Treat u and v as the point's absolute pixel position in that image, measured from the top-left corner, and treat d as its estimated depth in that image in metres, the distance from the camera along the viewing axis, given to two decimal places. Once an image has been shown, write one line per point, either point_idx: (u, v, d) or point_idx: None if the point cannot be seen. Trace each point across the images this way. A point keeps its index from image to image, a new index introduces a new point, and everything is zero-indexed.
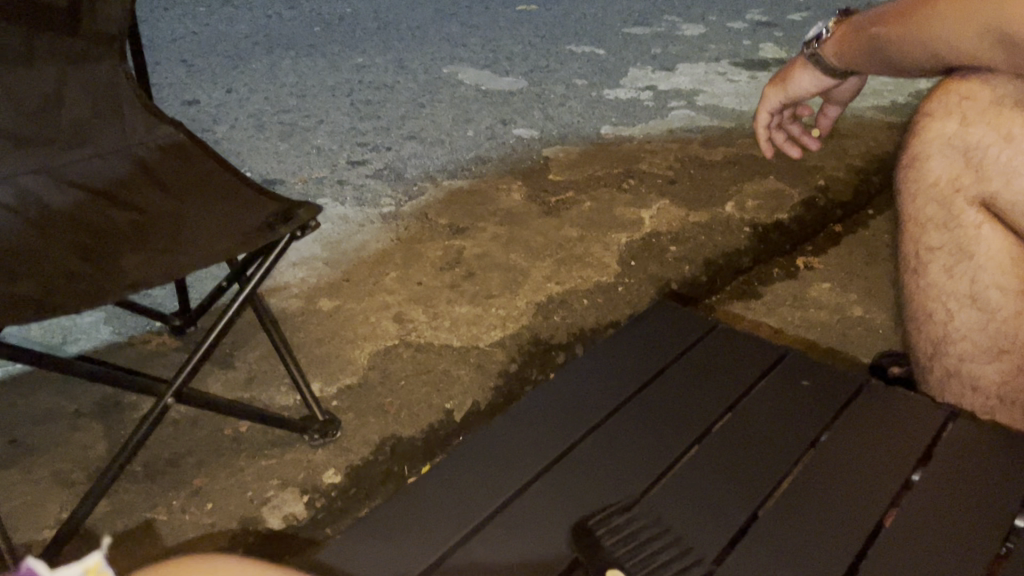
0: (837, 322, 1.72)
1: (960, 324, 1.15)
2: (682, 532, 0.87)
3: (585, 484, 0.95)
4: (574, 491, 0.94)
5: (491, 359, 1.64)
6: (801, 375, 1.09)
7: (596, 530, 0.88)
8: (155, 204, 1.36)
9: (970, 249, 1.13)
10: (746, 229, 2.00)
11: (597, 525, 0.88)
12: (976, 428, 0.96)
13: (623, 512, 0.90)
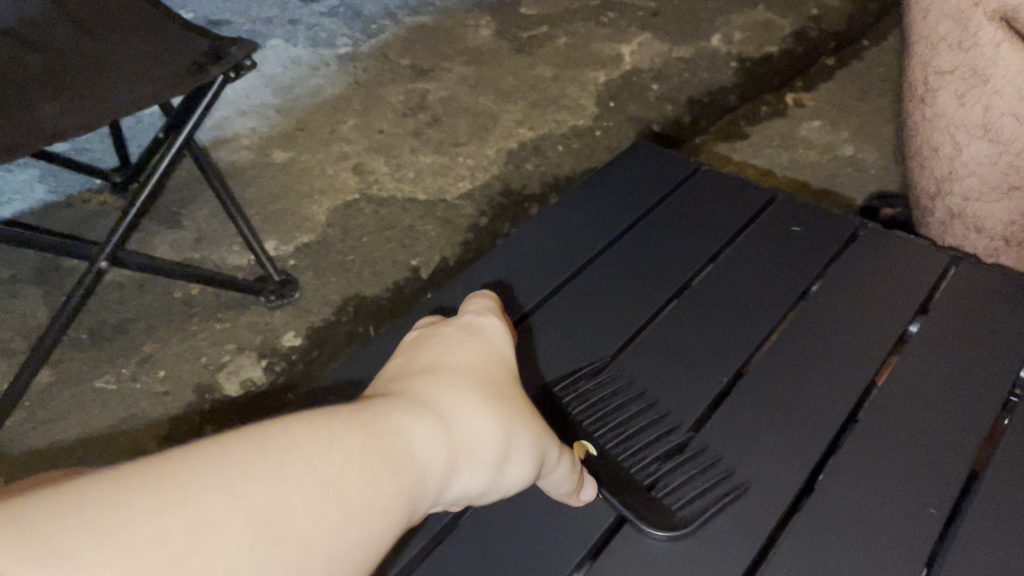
0: (827, 164, 1.61)
1: (968, 159, 1.02)
2: (655, 398, 0.81)
3: (555, 346, 0.87)
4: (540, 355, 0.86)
5: (460, 213, 1.53)
6: (791, 220, 1.00)
7: (563, 398, 0.81)
8: (69, 43, 1.21)
9: (986, 73, 0.98)
10: (734, 65, 1.85)
11: (563, 394, 0.82)
12: (980, 275, 0.88)
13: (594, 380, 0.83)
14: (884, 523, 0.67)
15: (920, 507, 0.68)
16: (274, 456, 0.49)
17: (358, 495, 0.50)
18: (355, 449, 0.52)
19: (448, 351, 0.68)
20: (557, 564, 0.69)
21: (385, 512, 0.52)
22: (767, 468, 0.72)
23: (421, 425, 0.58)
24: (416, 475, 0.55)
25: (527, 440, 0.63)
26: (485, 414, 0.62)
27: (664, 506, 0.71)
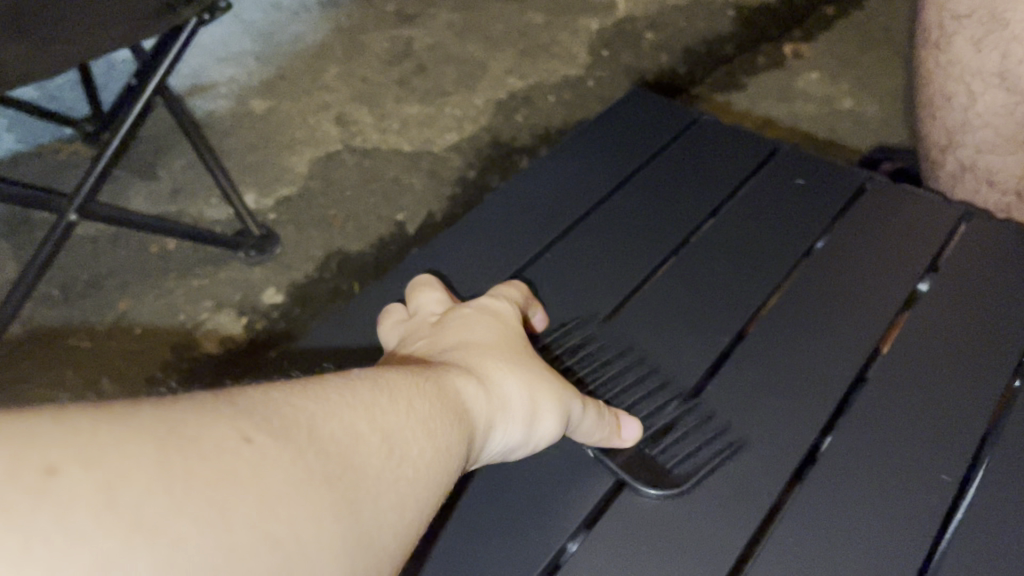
0: (826, 116, 1.56)
1: (984, 108, 0.97)
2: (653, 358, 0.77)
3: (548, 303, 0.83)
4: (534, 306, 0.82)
5: (447, 165, 1.48)
6: (795, 173, 0.96)
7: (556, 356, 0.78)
8: None
9: (1005, 15, 0.91)
10: (730, 13, 1.79)
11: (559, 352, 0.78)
12: (993, 229, 0.85)
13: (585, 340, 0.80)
14: (895, 490, 0.64)
15: (932, 472, 0.65)
16: (360, 390, 0.50)
17: (434, 424, 0.52)
18: (416, 391, 0.54)
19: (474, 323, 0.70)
20: (553, 524, 0.65)
21: (451, 447, 0.53)
22: (771, 433, 0.69)
23: (470, 382, 0.59)
24: (471, 421, 0.56)
25: (556, 394, 0.64)
26: (514, 373, 0.63)
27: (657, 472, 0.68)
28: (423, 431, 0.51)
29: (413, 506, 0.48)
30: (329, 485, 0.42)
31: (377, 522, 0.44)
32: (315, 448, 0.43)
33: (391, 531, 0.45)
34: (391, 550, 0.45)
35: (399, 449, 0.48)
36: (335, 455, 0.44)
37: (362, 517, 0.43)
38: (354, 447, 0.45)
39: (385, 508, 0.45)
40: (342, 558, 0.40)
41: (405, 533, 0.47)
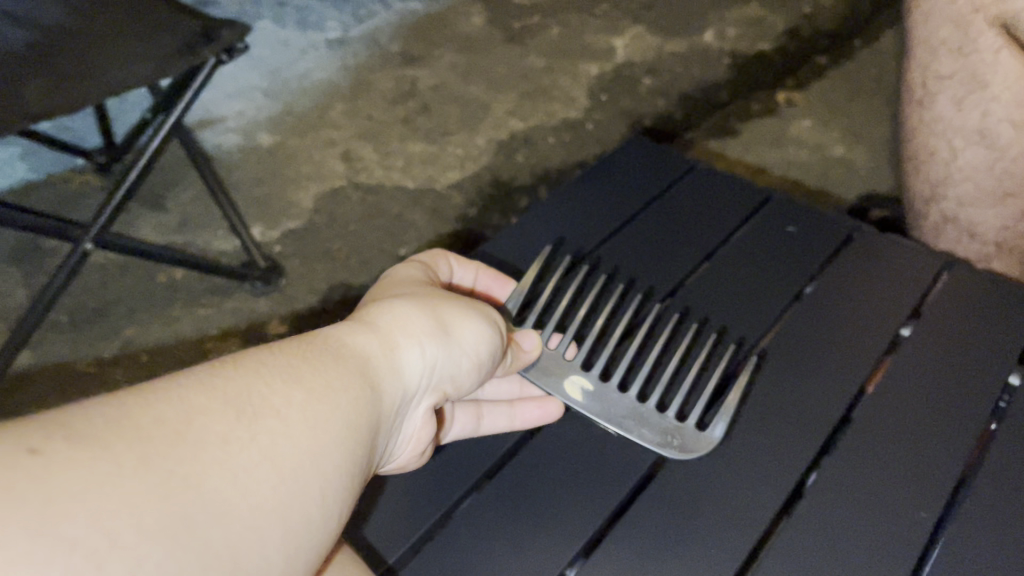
0: (817, 163, 1.61)
1: (965, 163, 1.02)
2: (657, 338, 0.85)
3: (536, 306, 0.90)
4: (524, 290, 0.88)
5: (448, 203, 1.51)
6: (785, 221, 1.00)
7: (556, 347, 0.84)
8: (55, 20, 1.18)
9: (985, 77, 0.96)
10: (725, 61, 1.85)
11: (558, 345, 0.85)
12: (974, 278, 0.88)
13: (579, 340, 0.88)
14: (872, 526, 0.67)
15: (910, 512, 0.68)
16: (224, 365, 0.52)
17: (318, 374, 0.56)
18: (299, 351, 0.57)
19: (376, 297, 0.74)
20: (549, 552, 0.68)
21: (345, 386, 0.56)
22: (757, 470, 0.72)
23: (359, 334, 0.62)
24: (363, 365, 0.59)
25: (455, 313, 0.69)
26: (409, 305, 0.67)
27: (688, 432, 0.75)
28: (306, 381, 0.54)
29: (315, 453, 0.51)
30: (202, 462, 0.45)
31: (271, 478, 0.48)
32: (173, 437, 0.45)
33: (293, 479, 0.49)
34: (301, 493, 0.49)
35: (279, 406, 0.51)
36: (202, 437, 0.46)
37: (239, 480, 0.46)
38: (223, 422, 0.48)
39: (281, 460, 0.49)
40: (226, 528, 0.44)
41: (296, 482, 0.49)
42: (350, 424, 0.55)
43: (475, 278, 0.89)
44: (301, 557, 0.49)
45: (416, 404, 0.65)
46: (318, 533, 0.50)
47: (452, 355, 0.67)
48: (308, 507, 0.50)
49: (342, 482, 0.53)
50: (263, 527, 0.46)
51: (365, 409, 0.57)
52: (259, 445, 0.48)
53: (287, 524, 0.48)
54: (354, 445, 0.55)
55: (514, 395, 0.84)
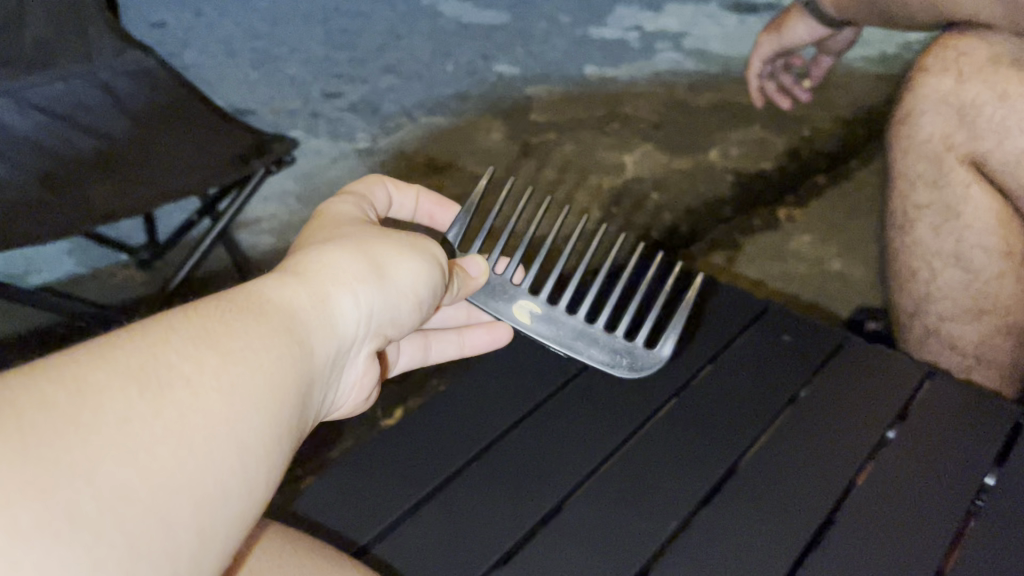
0: (815, 276, 1.71)
1: (943, 282, 1.15)
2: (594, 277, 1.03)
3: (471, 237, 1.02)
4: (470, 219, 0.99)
5: None
6: (782, 330, 1.08)
7: (505, 274, 0.99)
8: (123, 133, 1.31)
9: (958, 208, 1.12)
10: (728, 178, 1.98)
11: (507, 271, 1.00)
12: (955, 386, 0.96)
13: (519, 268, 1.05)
14: None
15: None
16: (133, 329, 0.51)
17: (232, 340, 0.54)
18: (224, 310, 0.57)
19: (302, 245, 0.74)
20: None
21: (273, 342, 0.57)
22: (756, 557, 0.79)
23: (287, 288, 0.63)
24: (295, 321, 0.61)
25: (391, 256, 0.73)
26: (343, 251, 0.70)
27: (634, 352, 0.96)
28: (218, 348, 0.53)
29: (227, 424, 0.50)
30: (94, 445, 0.43)
31: (178, 454, 0.46)
32: (57, 422, 0.42)
33: (202, 452, 0.47)
34: (214, 466, 0.48)
35: (186, 375, 0.50)
36: (100, 412, 0.44)
37: (157, 453, 0.45)
38: (121, 398, 0.45)
39: (188, 432, 0.47)
40: (147, 503, 0.43)
41: (223, 445, 0.49)
42: (265, 391, 0.54)
43: (417, 202, 1.01)
44: (218, 533, 0.48)
45: (352, 349, 0.69)
46: (235, 504, 0.50)
47: (386, 297, 0.71)
48: (222, 480, 0.48)
49: (261, 452, 0.52)
50: (175, 505, 0.45)
51: (286, 374, 0.57)
52: (163, 419, 0.46)
53: (197, 502, 0.46)
54: (283, 397, 0.56)
55: (461, 318, 1.06)
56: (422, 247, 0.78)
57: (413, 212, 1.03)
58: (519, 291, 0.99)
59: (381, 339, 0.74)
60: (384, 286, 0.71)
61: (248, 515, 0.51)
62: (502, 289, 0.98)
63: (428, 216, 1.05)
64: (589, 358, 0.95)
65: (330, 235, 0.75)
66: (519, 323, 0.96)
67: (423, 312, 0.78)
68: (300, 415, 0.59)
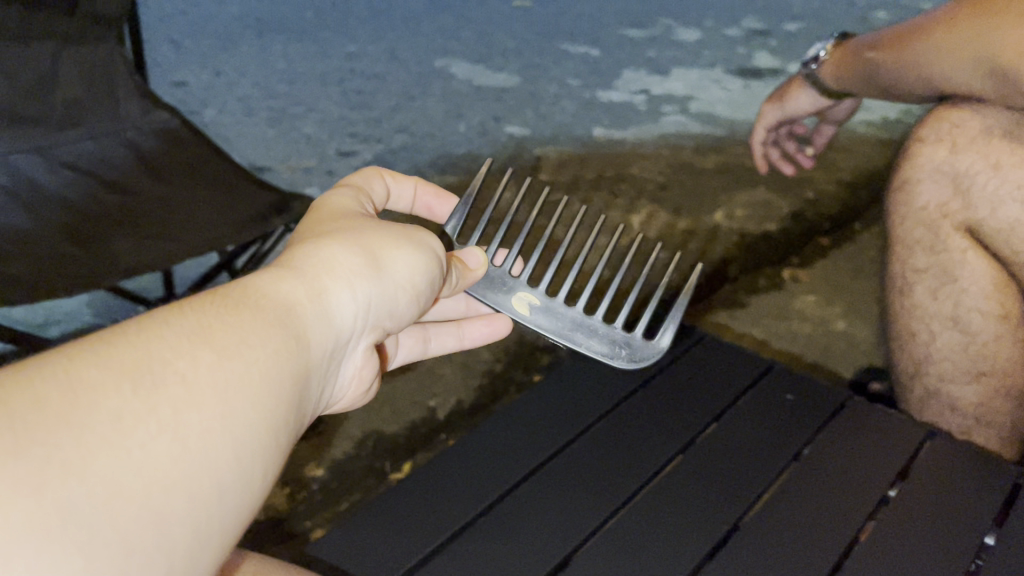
0: (820, 335, 1.74)
1: (943, 345, 1.18)
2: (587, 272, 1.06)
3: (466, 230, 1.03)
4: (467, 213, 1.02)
5: (476, 359, 1.64)
6: (786, 388, 1.11)
7: (503, 265, 1.01)
8: (149, 189, 1.35)
9: (955, 272, 1.15)
10: (734, 239, 2.02)
11: (506, 263, 1.02)
12: (955, 446, 0.98)
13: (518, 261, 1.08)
14: None
15: None
16: (131, 323, 0.52)
17: (231, 333, 0.56)
18: (221, 302, 0.58)
19: (304, 231, 0.75)
20: None
21: (270, 335, 0.58)
22: None
23: (286, 280, 0.64)
24: (292, 315, 0.62)
25: (392, 247, 0.74)
26: (343, 241, 0.71)
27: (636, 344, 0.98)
28: (216, 342, 0.54)
29: (222, 420, 0.51)
30: (87, 442, 0.44)
31: (172, 451, 0.48)
32: (49, 419, 0.44)
33: (196, 448, 0.49)
34: (207, 463, 0.50)
35: (183, 369, 0.51)
36: (92, 410, 0.45)
37: (149, 452, 0.46)
38: (117, 395, 0.47)
39: (183, 429, 0.49)
40: (139, 501, 0.45)
41: (217, 440, 0.51)
42: (263, 386, 0.56)
43: (415, 193, 1.01)
44: (210, 529, 0.50)
45: (351, 340, 0.70)
46: (229, 499, 0.51)
47: (386, 288, 0.72)
48: (215, 477, 0.50)
49: (257, 448, 0.54)
50: (167, 502, 0.47)
51: (284, 371, 0.58)
52: (157, 417, 0.48)
53: (188, 500, 0.48)
54: (278, 390, 0.57)
55: (460, 309, 1.08)
56: (425, 240, 0.78)
57: (411, 204, 1.03)
58: (518, 283, 1.02)
59: (382, 332, 0.76)
60: (386, 278, 0.72)
61: (241, 510, 0.53)
62: (501, 280, 1.01)
63: (426, 208, 1.05)
64: (588, 348, 0.98)
65: (335, 223, 0.75)
66: (518, 314, 0.98)
67: (424, 303, 0.79)
68: (297, 412, 0.60)
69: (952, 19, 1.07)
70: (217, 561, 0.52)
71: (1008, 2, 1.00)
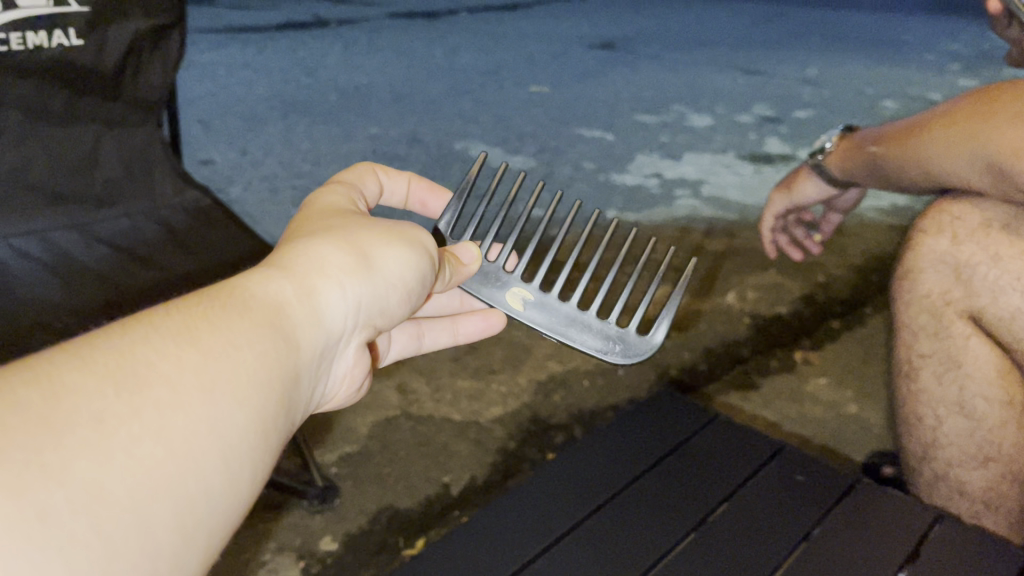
0: (831, 418, 1.75)
1: (948, 429, 1.20)
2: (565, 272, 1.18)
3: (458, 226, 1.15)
4: (461, 207, 1.14)
5: (490, 436, 1.66)
6: (796, 471, 1.12)
7: (497, 261, 1.13)
8: (180, 268, 1.31)
9: (959, 357, 1.19)
10: (746, 321, 2.06)
11: (501, 259, 1.13)
12: (965, 531, 0.99)
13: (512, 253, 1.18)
14: None
15: None
16: (119, 330, 0.57)
17: (213, 336, 0.60)
18: (210, 306, 0.63)
19: (295, 231, 0.81)
20: None
21: (257, 336, 0.63)
22: None
23: (276, 283, 0.69)
24: (281, 316, 0.67)
25: (382, 246, 0.80)
26: (335, 241, 0.76)
27: (627, 339, 1.11)
28: (198, 345, 0.59)
29: (205, 417, 0.56)
30: (69, 443, 0.48)
31: (155, 451, 0.52)
32: (32, 426, 0.48)
33: (180, 447, 0.53)
34: (191, 461, 0.54)
35: (166, 370, 0.55)
36: (78, 413, 0.49)
37: (137, 451, 0.51)
38: (98, 398, 0.51)
39: (167, 427, 0.53)
40: (131, 497, 0.49)
41: (207, 435, 0.55)
42: (245, 386, 0.60)
43: (408, 189, 1.13)
44: (197, 526, 0.54)
45: (342, 337, 0.76)
46: (217, 493, 0.56)
47: (376, 285, 0.78)
48: (203, 476, 0.55)
49: (242, 446, 0.58)
50: (157, 501, 0.51)
51: (267, 369, 0.63)
52: (142, 419, 0.52)
53: (174, 498, 0.52)
54: (267, 386, 0.62)
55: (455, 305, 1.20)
56: (411, 238, 0.84)
57: (406, 198, 1.15)
58: (512, 277, 1.12)
59: (371, 329, 0.81)
60: (373, 275, 0.77)
61: (232, 505, 0.58)
62: (496, 276, 1.11)
63: (420, 202, 1.18)
64: (583, 344, 1.10)
65: (321, 223, 0.81)
66: (512, 309, 1.09)
67: (415, 300, 0.86)
68: (285, 411, 0.65)
69: (949, 117, 1.13)
70: (212, 554, 0.56)
71: (1001, 104, 1.06)
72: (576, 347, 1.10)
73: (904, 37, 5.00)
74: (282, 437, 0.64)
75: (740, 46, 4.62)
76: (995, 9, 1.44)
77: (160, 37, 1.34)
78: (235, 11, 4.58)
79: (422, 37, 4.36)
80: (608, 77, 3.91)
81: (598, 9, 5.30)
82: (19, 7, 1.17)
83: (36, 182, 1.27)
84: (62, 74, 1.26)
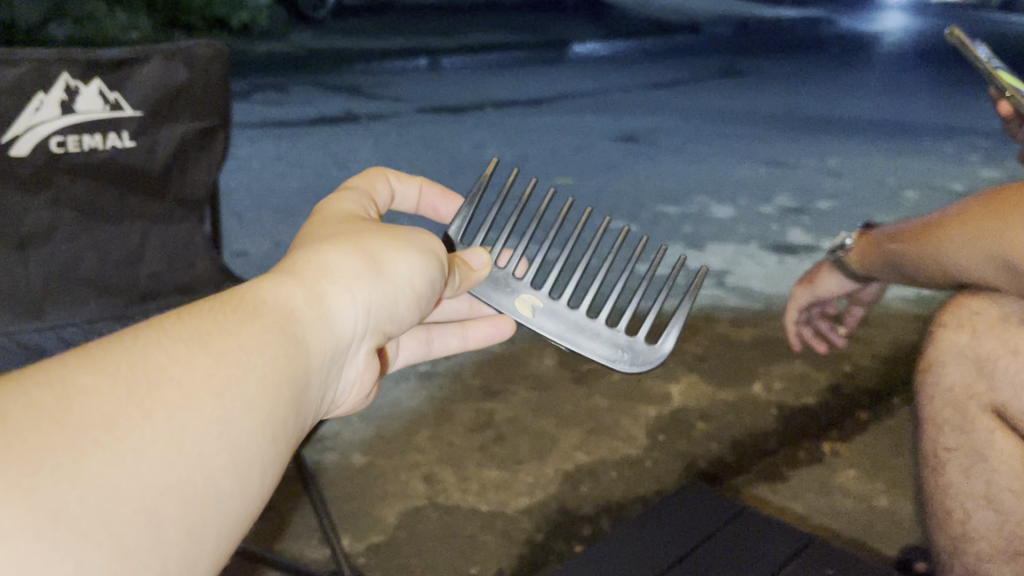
0: (861, 511, 1.73)
1: (978, 523, 1.19)
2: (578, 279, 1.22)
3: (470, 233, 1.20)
4: (472, 214, 1.19)
5: (517, 527, 1.66)
6: (824, 565, 1.12)
7: (508, 268, 1.17)
8: None
9: (985, 452, 1.19)
10: (773, 412, 2.05)
11: (511, 266, 1.18)
12: None
13: (524, 260, 1.23)
14: None
15: None
16: (133, 334, 0.60)
17: (225, 342, 0.63)
18: (222, 313, 0.66)
19: (305, 239, 0.85)
20: None
21: (267, 342, 0.66)
22: None
23: (288, 291, 0.73)
24: (291, 323, 0.71)
25: (390, 254, 0.84)
26: (345, 250, 0.81)
27: (636, 347, 1.14)
28: (210, 348, 0.62)
29: (215, 422, 0.59)
30: (82, 446, 0.51)
31: (167, 453, 0.54)
32: (49, 426, 0.50)
33: (190, 451, 0.56)
34: (202, 462, 0.56)
35: (177, 376, 0.58)
36: (92, 415, 0.52)
37: (147, 451, 0.53)
38: (112, 399, 0.54)
39: (178, 430, 0.56)
40: (139, 497, 0.52)
41: (215, 436, 0.58)
42: (255, 389, 0.63)
43: (420, 193, 1.18)
44: (209, 525, 0.57)
45: (353, 341, 0.80)
46: (228, 494, 0.59)
47: (384, 291, 0.82)
48: (212, 478, 0.57)
49: (252, 447, 0.61)
50: (166, 500, 0.54)
51: (279, 374, 0.66)
52: (153, 423, 0.55)
53: (184, 498, 0.55)
54: (278, 388, 0.65)
55: (465, 311, 1.24)
56: (419, 246, 0.88)
57: (418, 204, 1.20)
58: (522, 284, 1.17)
59: (381, 335, 0.85)
60: (381, 284, 0.81)
61: (241, 505, 0.60)
62: (506, 282, 1.16)
63: (432, 207, 1.23)
64: (592, 351, 1.13)
65: (332, 232, 0.85)
66: (521, 315, 1.14)
67: (422, 310, 0.90)
68: (295, 416, 0.68)
69: (962, 216, 1.17)
70: (224, 552, 0.59)
71: (1015, 202, 1.10)
72: (584, 355, 1.13)
73: (925, 129, 5.07)
74: (293, 441, 0.68)
75: (761, 139, 4.71)
76: (1006, 111, 1.51)
77: (208, 138, 1.32)
78: (271, 108, 4.77)
79: (450, 132, 4.51)
80: (631, 170, 4.00)
81: (621, 104, 5.45)
82: (78, 113, 1.16)
83: (88, 276, 1.25)
84: (110, 173, 1.23)
